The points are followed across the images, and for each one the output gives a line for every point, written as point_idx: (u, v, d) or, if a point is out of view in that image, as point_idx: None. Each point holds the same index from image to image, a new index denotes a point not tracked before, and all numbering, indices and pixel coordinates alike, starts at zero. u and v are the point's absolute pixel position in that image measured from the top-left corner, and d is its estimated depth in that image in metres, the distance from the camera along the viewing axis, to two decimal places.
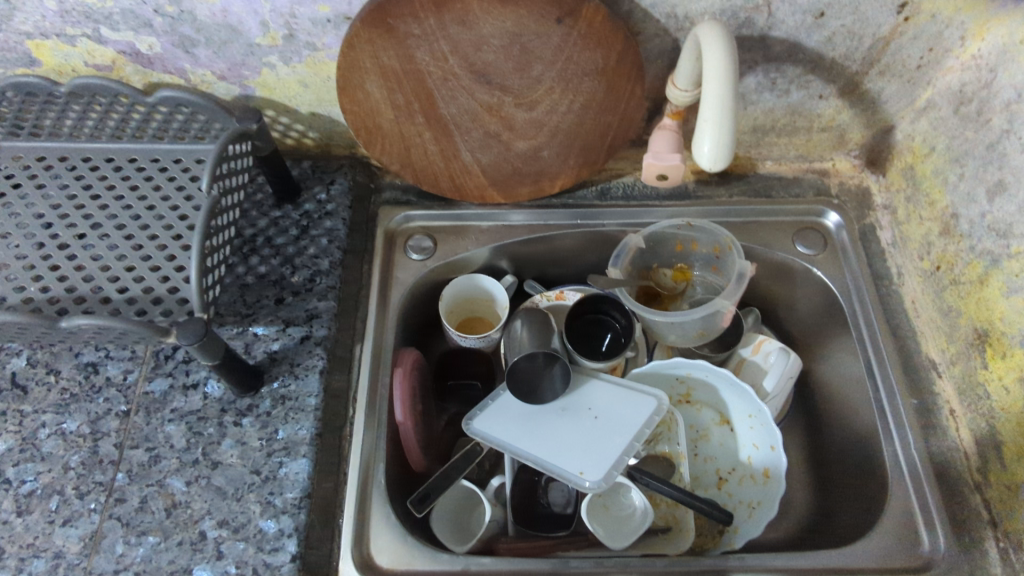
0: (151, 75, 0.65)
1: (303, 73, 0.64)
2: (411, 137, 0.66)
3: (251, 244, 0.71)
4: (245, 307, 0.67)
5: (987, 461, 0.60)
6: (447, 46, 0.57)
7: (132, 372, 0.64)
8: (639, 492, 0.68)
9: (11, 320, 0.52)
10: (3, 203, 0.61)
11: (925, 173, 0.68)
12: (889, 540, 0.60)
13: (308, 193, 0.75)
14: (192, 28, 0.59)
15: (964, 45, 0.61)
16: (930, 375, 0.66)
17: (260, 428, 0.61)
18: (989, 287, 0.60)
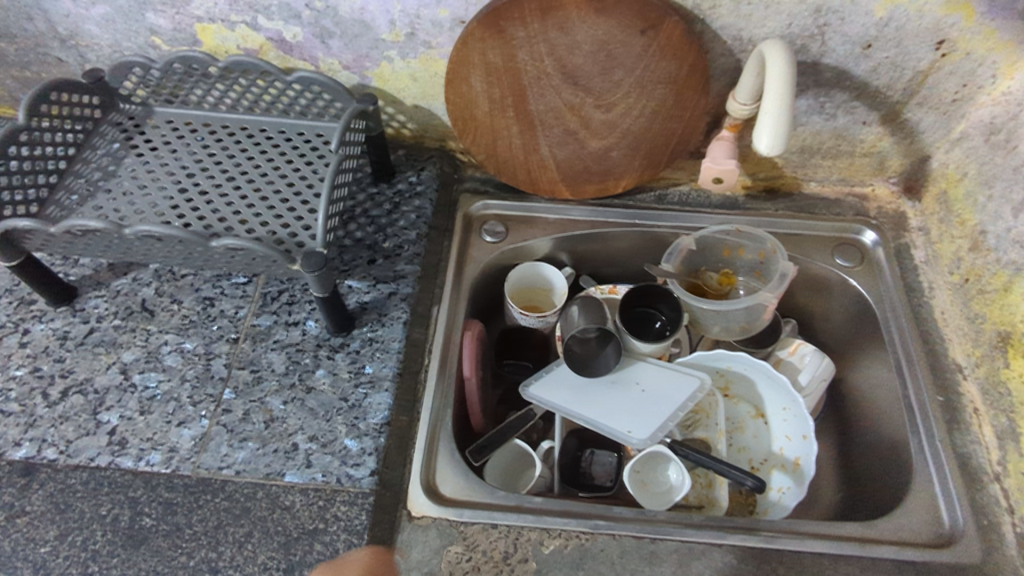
0: (288, 60, 0.77)
1: (415, 68, 0.76)
2: (500, 129, 0.77)
3: (351, 213, 0.81)
4: (343, 264, 0.77)
5: (1007, 454, 0.66)
6: (545, 49, 0.67)
7: (242, 307, 0.74)
8: (678, 462, 0.74)
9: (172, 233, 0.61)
10: (157, 154, 0.73)
11: (958, 196, 0.75)
12: (911, 519, 0.65)
13: (401, 176, 0.85)
14: (332, 22, 0.71)
15: (996, 82, 0.68)
16: (955, 377, 0.72)
17: (350, 363, 0.70)
18: (1013, 293, 0.67)
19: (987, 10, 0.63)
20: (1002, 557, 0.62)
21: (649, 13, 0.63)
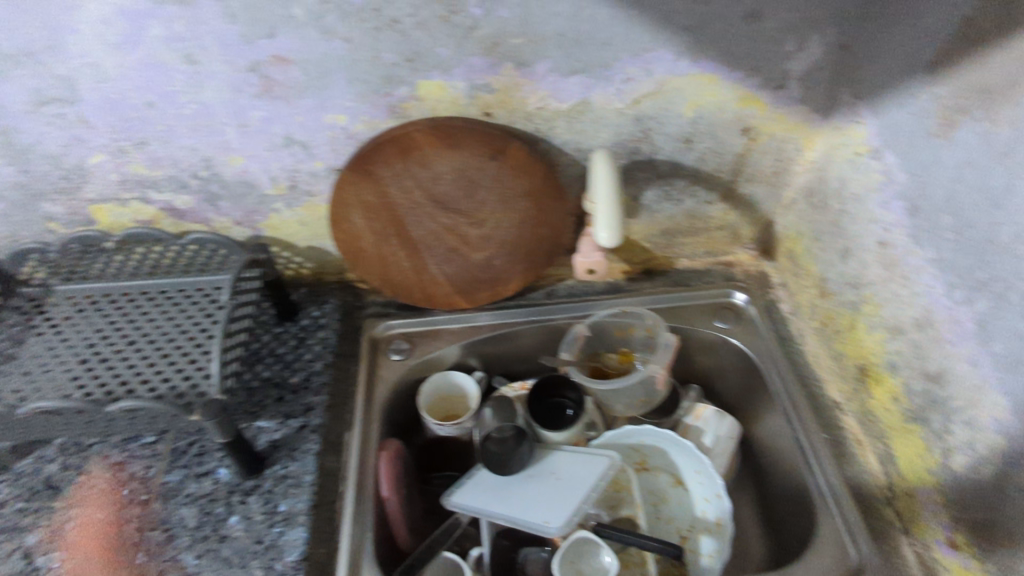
0: (184, 224, 0.83)
1: (303, 214, 0.83)
2: (388, 257, 0.83)
3: (257, 355, 0.84)
4: (252, 406, 0.79)
5: (890, 478, 0.70)
6: (411, 183, 0.75)
7: (152, 466, 0.74)
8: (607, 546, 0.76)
9: (67, 405, 0.63)
10: (55, 329, 0.75)
11: (801, 252, 0.85)
12: (819, 558, 0.69)
13: (305, 312, 0.91)
14: (218, 186, 0.78)
15: (802, 154, 0.80)
16: (835, 414, 0.79)
17: (264, 504, 0.70)
18: (859, 329, 0.74)
19: (773, 100, 0.75)
20: None
21: (494, 141, 0.72)
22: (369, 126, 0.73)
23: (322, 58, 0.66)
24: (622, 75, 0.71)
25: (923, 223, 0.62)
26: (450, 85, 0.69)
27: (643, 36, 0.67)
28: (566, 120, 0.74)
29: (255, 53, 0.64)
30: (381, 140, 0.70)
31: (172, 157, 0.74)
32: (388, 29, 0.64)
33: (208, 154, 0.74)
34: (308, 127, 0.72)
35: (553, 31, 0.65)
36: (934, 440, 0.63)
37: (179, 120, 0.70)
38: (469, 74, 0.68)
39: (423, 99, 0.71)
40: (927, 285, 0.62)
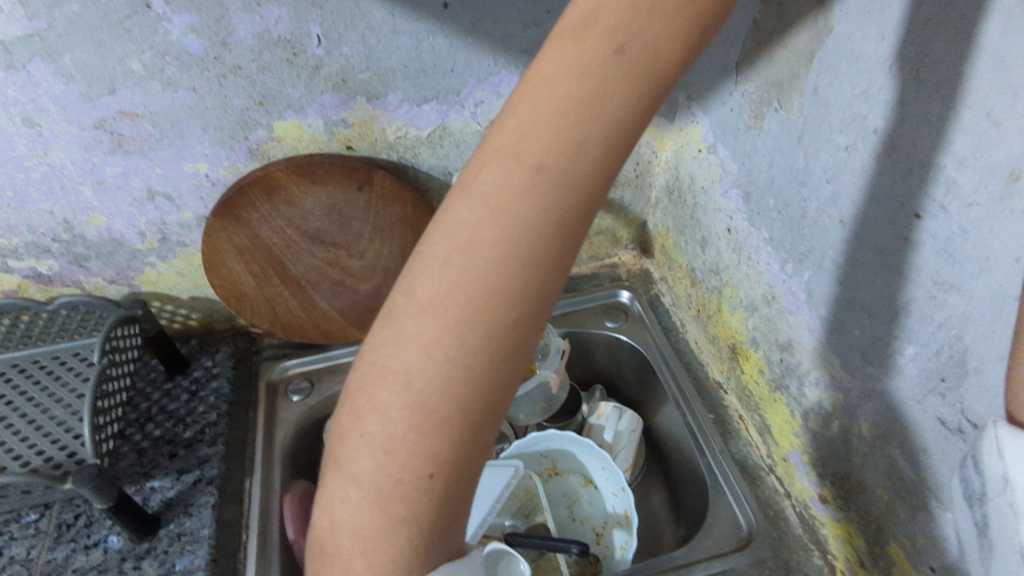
0: (51, 289, 0.80)
1: (179, 265, 0.82)
2: (273, 297, 0.83)
3: (146, 414, 0.82)
4: (143, 467, 0.76)
5: (769, 447, 0.75)
6: (283, 223, 0.76)
7: (34, 546, 0.69)
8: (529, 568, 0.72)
9: None
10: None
11: (671, 247, 0.91)
12: (716, 532, 0.72)
13: (196, 364, 0.88)
14: (84, 247, 0.76)
15: (657, 156, 0.86)
16: (718, 394, 0.83)
17: (159, 566, 0.68)
18: (725, 311, 0.79)
19: None
20: (790, 538, 0.70)
21: (357, 172, 0.74)
22: (232, 171, 0.74)
23: (171, 109, 0.66)
24: (474, 99, 0.75)
25: (755, 207, 0.67)
26: (307, 124, 0.72)
27: (486, 62, 0.71)
28: (428, 146, 0.78)
29: (99, 110, 0.64)
30: (244, 183, 0.71)
31: (27, 223, 0.72)
32: (233, 76, 0.65)
33: (67, 216, 0.73)
34: (169, 177, 0.72)
35: (397, 63, 0.69)
36: (794, 405, 0.68)
37: (29, 184, 0.68)
38: (323, 112, 0.71)
39: (283, 140, 0.72)
40: (767, 263, 0.67)
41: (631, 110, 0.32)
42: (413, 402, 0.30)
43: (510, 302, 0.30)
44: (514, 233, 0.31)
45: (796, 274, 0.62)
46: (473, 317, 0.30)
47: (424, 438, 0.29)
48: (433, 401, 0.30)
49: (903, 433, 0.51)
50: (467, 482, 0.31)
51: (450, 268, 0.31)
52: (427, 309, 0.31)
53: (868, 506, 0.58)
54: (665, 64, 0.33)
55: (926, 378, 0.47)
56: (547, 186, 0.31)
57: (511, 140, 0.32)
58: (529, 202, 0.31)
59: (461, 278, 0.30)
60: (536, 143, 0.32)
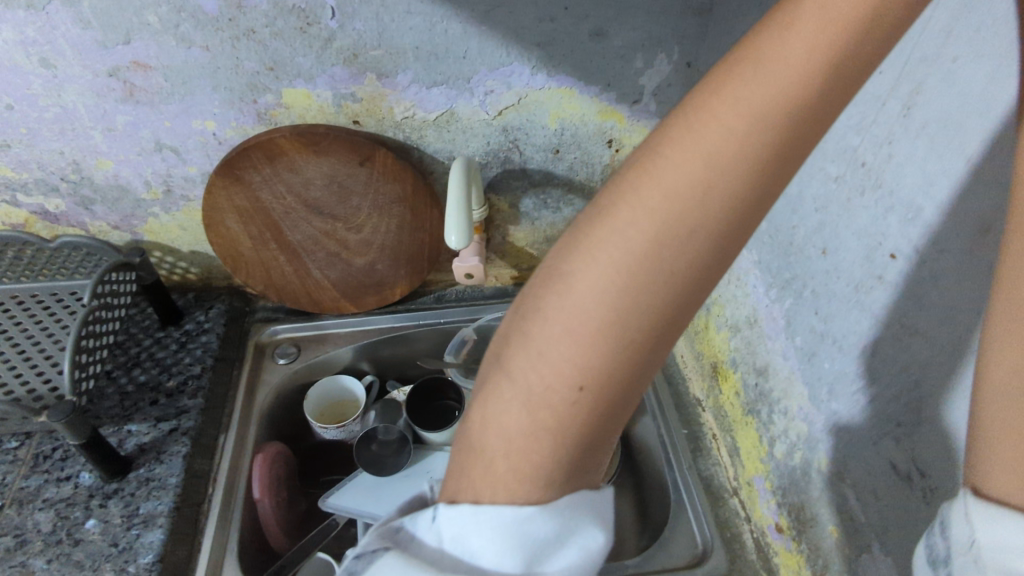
0: (57, 228, 0.82)
1: (181, 218, 0.84)
2: (269, 261, 0.85)
3: (135, 360, 0.84)
4: (123, 409, 0.78)
5: (736, 469, 0.75)
6: (284, 188, 0.77)
7: (10, 472, 0.72)
8: None
9: None
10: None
11: None
12: (671, 546, 0.72)
13: (190, 317, 0.90)
14: (90, 190, 0.78)
15: None
16: (695, 410, 0.83)
17: (124, 507, 0.69)
18: (711, 328, 0.78)
19: (631, 114, 0.80)
20: (743, 562, 0.69)
21: (360, 148, 0.75)
22: (239, 133, 0.75)
23: (183, 65, 0.67)
24: (483, 88, 0.75)
25: None
26: (316, 94, 0.72)
27: (498, 51, 0.71)
28: (435, 129, 0.78)
29: (114, 58, 0.66)
30: (246, 146, 0.72)
31: (38, 160, 0.74)
32: (246, 39, 0.66)
33: (76, 158, 0.75)
34: (177, 132, 0.74)
35: (409, 44, 0.69)
36: (763, 430, 0.67)
37: (41, 123, 0.71)
38: (331, 84, 0.72)
39: (291, 107, 0.73)
40: (753, 286, 0.67)
41: (851, 97, 0.28)
42: (592, 378, 0.28)
43: (696, 296, 0.28)
44: (708, 188, 0.27)
45: (779, 300, 0.62)
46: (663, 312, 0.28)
47: (597, 403, 0.29)
48: (611, 378, 0.28)
49: (859, 473, 0.51)
50: (610, 411, 0.30)
51: (641, 258, 0.27)
52: (605, 299, 0.27)
53: (819, 541, 0.58)
54: (882, 39, 0.28)
55: (886, 421, 0.47)
56: (764, 184, 0.27)
57: (730, 116, 0.27)
58: (745, 197, 0.27)
59: (657, 271, 0.27)
60: (763, 132, 0.27)
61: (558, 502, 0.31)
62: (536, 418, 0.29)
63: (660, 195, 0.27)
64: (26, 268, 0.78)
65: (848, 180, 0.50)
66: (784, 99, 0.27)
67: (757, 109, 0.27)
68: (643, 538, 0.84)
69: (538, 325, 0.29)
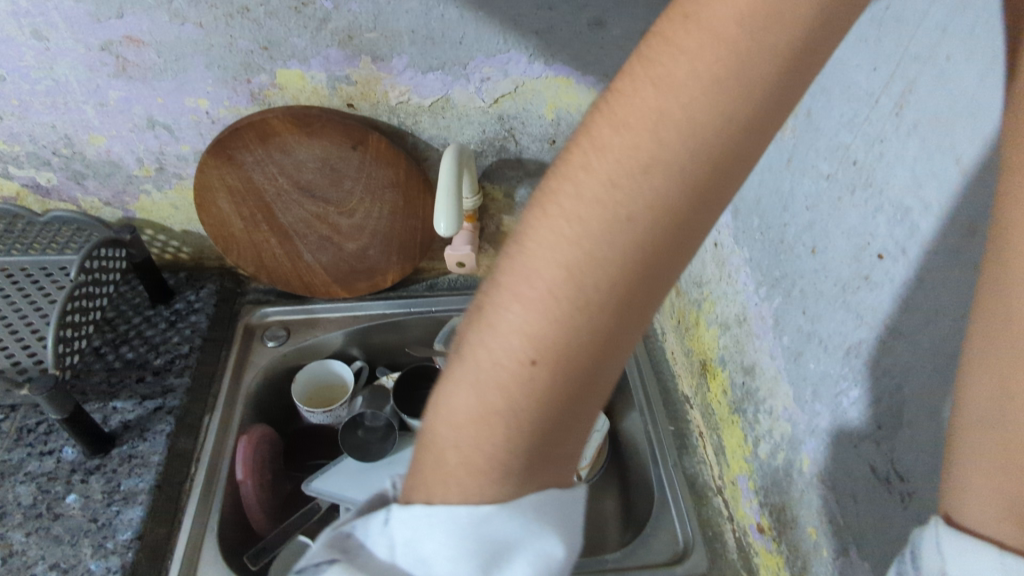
0: (49, 203, 0.82)
1: (173, 197, 0.83)
2: (259, 242, 0.84)
3: (123, 337, 0.84)
4: (109, 386, 0.78)
5: (721, 468, 0.74)
6: (275, 169, 0.77)
7: None
8: None
9: None
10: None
11: None
12: (653, 543, 0.71)
13: (180, 296, 0.90)
14: (82, 165, 0.78)
15: None
16: (683, 407, 0.82)
17: (105, 483, 0.69)
18: (701, 325, 0.78)
19: None
20: (724, 562, 0.69)
21: (352, 131, 0.74)
22: (232, 112, 0.74)
23: (177, 41, 0.67)
24: (480, 75, 0.74)
25: (742, 225, 0.67)
26: (310, 76, 0.72)
27: (496, 38, 0.70)
28: (430, 116, 0.78)
29: (107, 32, 0.66)
30: (238, 125, 0.72)
31: (30, 133, 0.74)
32: (240, 17, 0.66)
33: (68, 133, 0.75)
34: (170, 109, 0.73)
35: (405, 28, 0.68)
36: (748, 429, 0.67)
37: (33, 96, 0.70)
38: (326, 66, 0.71)
39: (285, 88, 0.73)
40: (744, 284, 0.67)
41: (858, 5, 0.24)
42: (544, 346, 0.25)
43: (674, 247, 0.25)
44: (672, 126, 0.24)
45: (768, 298, 0.61)
46: (629, 263, 0.25)
47: (552, 380, 0.26)
48: (568, 346, 0.26)
49: (840, 475, 0.51)
50: (576, 383, 0.27)
51: (600, 210, 0.24)
52: (560, 262, 0.25)
53: (798, 543, 0.57)
54: None
55: (867, 424, 0.47)
56: (749, 124, 0.24)
57: (695, 47, 0.24)
58: (725, 134, 0.24)
59: (618, 221, 0.24)
60: (739, 56, 0.23)
61: (517, 504, 0.30)
62: (490, 384, 0.27)
63: (624, 141, 0.25)
64: (15, 239, 0.78)
65: (840, 178, 0.49)
66: (755, 21, 0.23)
67: (735, 30, 0.23)
68: (626, 534, 0.83)
69: (494, 293, 0.27)
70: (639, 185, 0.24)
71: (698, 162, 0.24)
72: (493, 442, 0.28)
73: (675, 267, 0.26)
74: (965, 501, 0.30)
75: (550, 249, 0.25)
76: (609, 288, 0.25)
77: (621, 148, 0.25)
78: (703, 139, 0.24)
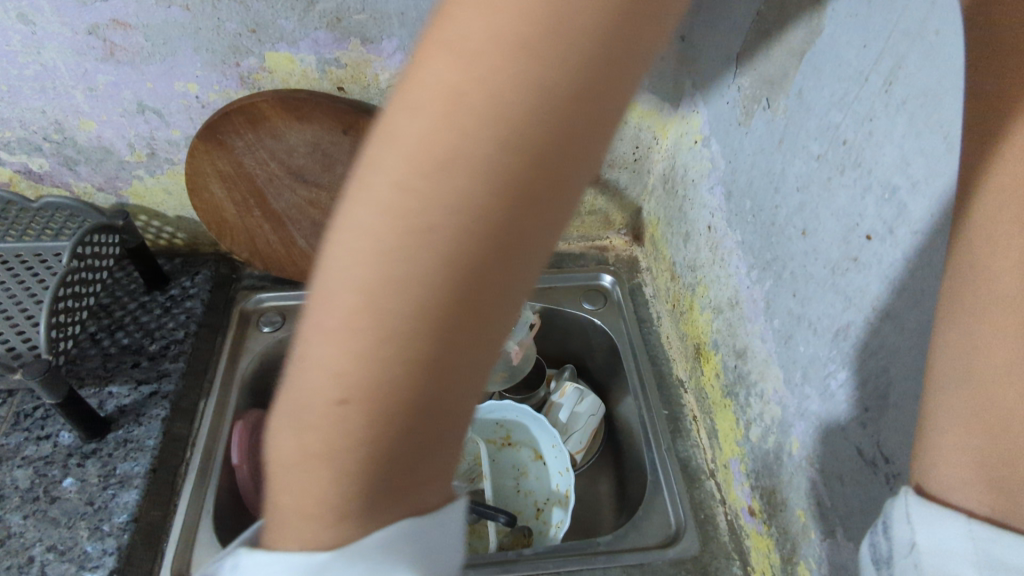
0: (42, 188, 0.82)
1: (166, 182, 0.83)
2: (253, 228, 0.84)
3: (118, 322, 0.84)
4: (105, 371, 0.78)
5: (714, 451, 0.74)
6: (266, 154, 0.76)
7: None
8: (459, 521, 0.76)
9: None
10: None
11: (659, 238, 0.89)
12: (645, 525, 0.71)
13: (176, 282, 0.90)
14: (73, 151, 0.78)
15: (658, 142, 0.85)
16: (677, 391, 0.82)
17: (101, 467, 0.70)
18: (695, 310, 0.78)
19: None
20: (715, 546, 0.68)
21: (343, 116, 0.73)
22: (222, 96, 0.74)
23: (164, 25, 0.66)
24: None
25: (735, 208, 0.66)
26: (299, 59, 0.71)
27: None
28: None
29: (93, 15, 0.65)
30: (228, 109, 0.71)
31: (20, 119, 0.74)
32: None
33: (59, 118, 0.74)
34: (160, 94, 0.73)
35: (394, 9, 0.67)
36: (740, 412, 0.67)
37: (22, 81, 0.70)
38: (315, 48, 0.70)
39: (274, 71, 0.72)
40: (736, 267, 0.66)
41: None
42: (350, 386, 0.22)
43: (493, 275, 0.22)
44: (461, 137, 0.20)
45: (759, 281, 0.61)
46: (445, 285, 0.21)
47: (373, 414, 0.23)
48: (379, 384, 0.22)
49: (828, 457, 0.50)
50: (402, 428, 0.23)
51: (391, 230, 0.21)
52: (357, 294, 0.22)
53: (788, 525, 0.57)
54: None
55: (854, 405, 0.47)
56: (560, 114, 0.20)
57: (478, 36, 0.20)
58: (535, 135, 0.20)
59: (421, 242, 0.21)
60: (539, 37, 0.19)
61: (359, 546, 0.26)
62: (310, 430, 0.24)
63: (415, 152, 0.21)
64: (10, 224, 0.78)
65: (830, 158, 0.48)
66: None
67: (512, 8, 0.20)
68: (620, 516, 0.84)
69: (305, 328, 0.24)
70: (441, 187, 0.21)
71: (512, 157, 0.20)
72: (332, 482, 0.24)
73: (508, 279, 0.22)
74: (943, 478, 0.31)
75: (351, 267, 0.22)
76: (423, 310, 0.22)
77: (419, 143, 0.21)
78: (515, 128, 0.20)
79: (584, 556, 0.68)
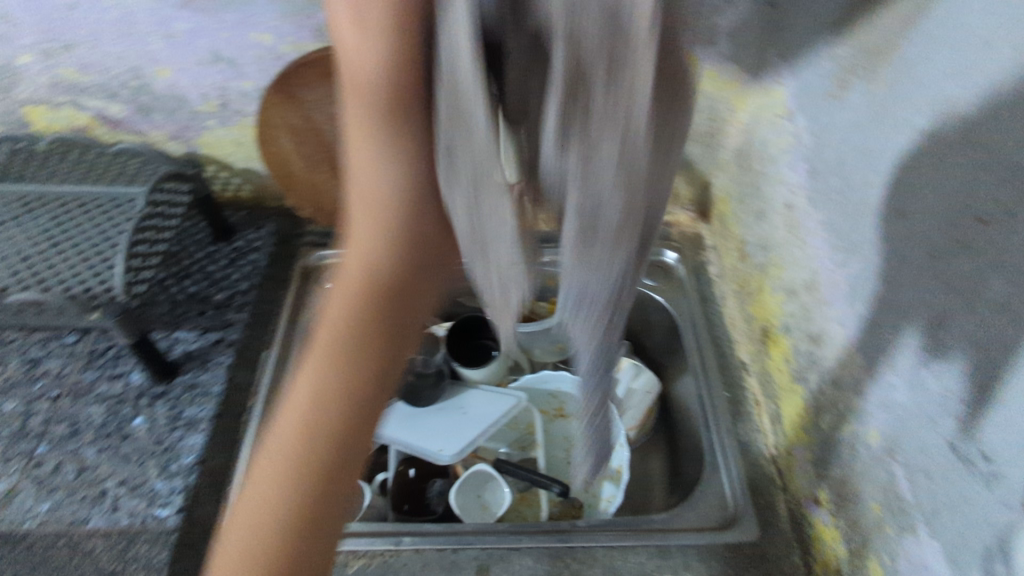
0: (117, 134, 0.83)
1: (237, 134, 0.83)
2: (319, 184, 0.84)
3: (186, 271, 0.86)
4: (173, 317, 0.81)
5: (777, 437, 0.72)
6: (336, 109, 0.75)
7: (67, 365, 0.76)
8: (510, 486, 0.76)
9: None
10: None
11: (728, 215, 0.86)
12: (701, 507, 0.70)
13: (240, 235, 0.91)
14: (149, 98, 0.79)
15: (733, 114, 0.81)
16: (740, 374, 0.80)
17: (169, 409, 0.72)
18: (765, 292, 0.75)
19: (702, 55, 0.75)
20: (774, 531, 0.67)
21: None
22: (296, 49, 0.73)
23: None
24: None
25: (819, 186, 0.63)
26: None
27: None
28: None
29: None
30: (301, 62, 0.71)
31: (101, 64, 0.75)
32: None
33: (137, 64, 0.75)
34: (235, 44, 0.73)
35: None
36: (810, 399, 0.65)
37: (103, 25, 0.71)
38: None
39: None
40: (816, 249, 0.63)
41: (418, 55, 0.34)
42: (314, 426, 0.37)
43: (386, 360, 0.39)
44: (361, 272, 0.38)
45: (844, 264, 0.58)
46: (366, 336, 0.38)
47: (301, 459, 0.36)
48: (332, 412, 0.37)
49: (913, 453, 0.48)
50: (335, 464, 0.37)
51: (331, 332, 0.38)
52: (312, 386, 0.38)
53: (859, 518, 0.56)
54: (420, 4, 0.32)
55: (948, 400, 0.44)
56: (412, 159, 0.36)
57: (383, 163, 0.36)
58: (409, 214, 0.37)
59: (337, 345, 0.38)
60: (410, 142, 0.36)
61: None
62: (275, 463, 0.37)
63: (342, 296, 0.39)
64: (96, 171, 0.81)
65: (943, 136, 0.45)
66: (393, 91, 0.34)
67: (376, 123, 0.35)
68: (673, 498, 0.82)
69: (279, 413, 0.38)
70: (391, 203, 0.37)
71: (393, 209, 0.37)
72: (304, 385, 0.38)
73: (418, 303, 0.39)
74: None
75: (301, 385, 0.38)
76: (360, 298, 0.38)
77: (375, 151, 0.36)
78: (403, 219, 0.37)
79: (638, 533, 0.67)
